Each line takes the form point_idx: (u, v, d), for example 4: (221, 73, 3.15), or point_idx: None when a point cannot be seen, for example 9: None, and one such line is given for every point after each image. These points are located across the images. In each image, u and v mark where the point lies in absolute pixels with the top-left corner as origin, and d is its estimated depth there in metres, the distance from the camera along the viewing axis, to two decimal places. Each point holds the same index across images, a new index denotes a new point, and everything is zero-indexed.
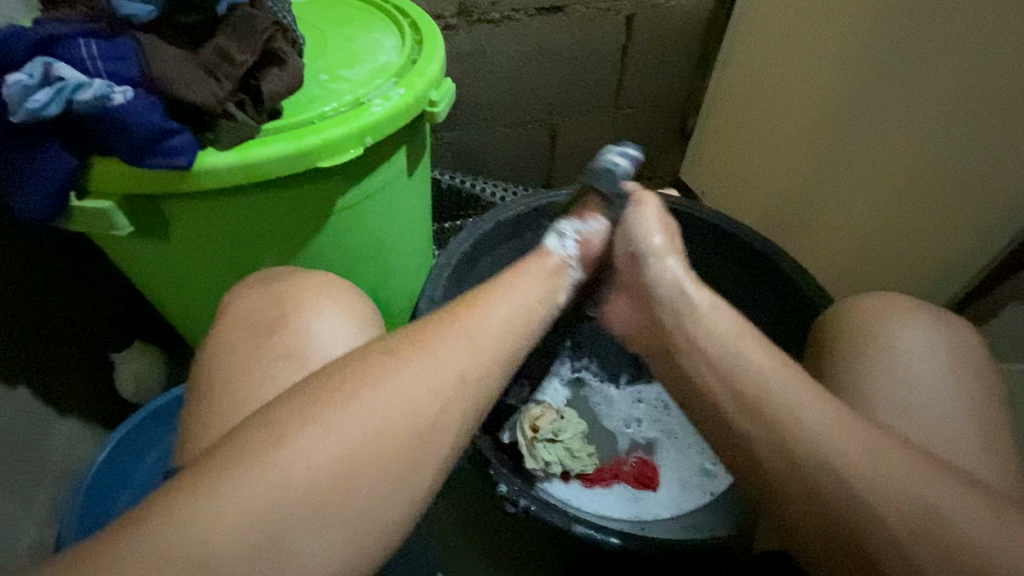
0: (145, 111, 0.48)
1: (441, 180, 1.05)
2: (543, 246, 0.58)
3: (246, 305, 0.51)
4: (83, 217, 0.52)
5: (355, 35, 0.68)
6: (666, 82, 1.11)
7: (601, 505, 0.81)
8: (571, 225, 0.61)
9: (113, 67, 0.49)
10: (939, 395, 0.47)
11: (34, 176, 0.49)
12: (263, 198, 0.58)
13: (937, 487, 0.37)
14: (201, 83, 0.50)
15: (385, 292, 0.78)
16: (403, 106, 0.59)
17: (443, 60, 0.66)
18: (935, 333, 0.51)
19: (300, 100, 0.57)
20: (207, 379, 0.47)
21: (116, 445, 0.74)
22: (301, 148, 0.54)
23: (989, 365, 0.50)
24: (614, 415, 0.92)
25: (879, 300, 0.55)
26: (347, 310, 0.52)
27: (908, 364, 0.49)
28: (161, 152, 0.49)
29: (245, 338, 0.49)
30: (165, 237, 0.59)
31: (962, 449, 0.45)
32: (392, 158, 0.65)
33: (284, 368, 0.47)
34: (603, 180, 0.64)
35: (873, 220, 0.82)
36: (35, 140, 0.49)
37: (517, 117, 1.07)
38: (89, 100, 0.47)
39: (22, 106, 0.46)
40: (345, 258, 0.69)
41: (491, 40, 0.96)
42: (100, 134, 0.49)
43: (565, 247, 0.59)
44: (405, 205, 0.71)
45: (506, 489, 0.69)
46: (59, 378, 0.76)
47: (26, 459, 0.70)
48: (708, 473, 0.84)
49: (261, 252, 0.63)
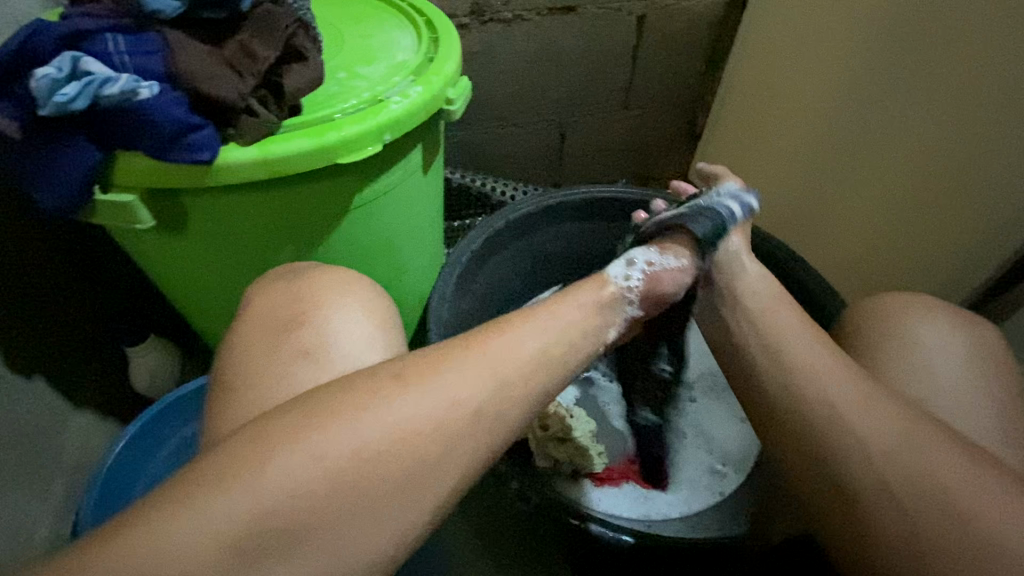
0: (170, 106, 0.49)
1: (452, 179, 1.05)
2: (605, 271, 0.54)
3: (264, 300, 0.52)
4: (105, 210, 0.53)
5: (372, 33, 0.68)
6: (676, 82, 1.11)
7: (611, 504, 0.81)
8: (645, 256, 0.58)
9: (139, 62, 0.50)
10: (954, 393, 0.48)
11: (59, 168, 0.50)
12: (281, 194, 0.58)
13: (956, 484, 0.37)
14: (224, 79, 0.51)
15: (397, 290, 0.78)
16: (421, 103, 0.60)
17: (459, 58, 0.67)
18: (951, 333, 0.51)
19: (320, 96, 0.58)
20: (225, 373, 0.48)
21: (131, 439, 0.75)
22: (321, 144, 0.54)
23: (1003, 363, 0.50)
24: (622, 415, 0.92)
25: (895, 299, 0.55)
26: (364, 306, 0.52)
27: (925, 364, 0.49)
28: (184, 147, 0.50)
29: (263, 334, 0.49)
30: (183, 231, 0.59)
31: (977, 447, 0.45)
32: (409, 156, 0.65)
33: (302, 362, 0.47)
34: (702, 223, 0.63)
35: (884, 221, 0.82)
36: (61, 133, 0.49)
37: (527, 117, 1.08)
38: (116, 94, 0.47)
39: (50, 99, 0.46)
40: (359, 255, 0.69)
41: (503, 39, 0.97)
42: (125, 128, 0.50)
43: (629, 279, 0.54)
44: (419, 203, 0.72)
45: (517, 485, 0.69)
46: (74, 371, 0.76)
47: (42, 451, 0.70)
48: (717, 473, 0.84)
49: (277, 248, 0.64)
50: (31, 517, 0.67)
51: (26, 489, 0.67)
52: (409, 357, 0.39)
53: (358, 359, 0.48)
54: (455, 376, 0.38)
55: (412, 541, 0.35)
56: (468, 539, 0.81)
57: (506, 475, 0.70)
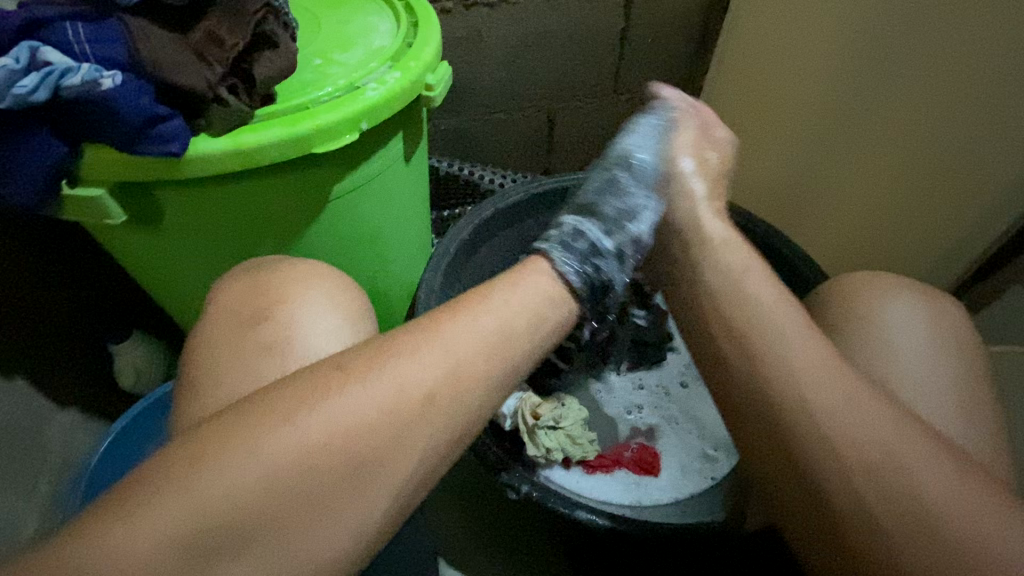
0: (135, 96, 0.47)
1: (439, 168, 1.04)
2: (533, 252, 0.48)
3: (231, 295, 0.51)
4: (74, 205, 0.52)
5: (349, 18, 0.67)
6: (666, 66, 1.09)
7: (602, 492, 0.81)
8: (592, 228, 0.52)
9: (100, 50, 0.48)
10: (936, 371, 0.47)
11: (22, 163, 0.48)
12: (257, 185, 0.57)
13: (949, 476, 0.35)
14: (190, 66, 0.50)
15: (383, 281, 0.77)
16: (398, 90, 0.58)
17: (439, 43, 0.65)
18: (926, 316, 0.51)
19: (294, 84, 0.57)
20: (196, 370, 0.47)
21: (115, 438, 0.74)
22: (295, 134, 0.53)
23: (986, 345, 0.50)
24: (614, 402, 0.91)
25: (875, 279, 0.55)
26: (332, 298, 0.51)
27: (903, 344, 0.49)
28: (152, 139, 0.48)
29: (229, 328, 0.49)
30: (158, 224, 0.58)
31: (959, 425, 0.45)
32: (389, 144, 0.64)
33: (271, 356, 0.46)
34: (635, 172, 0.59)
35: (872, 203, 0.81)
36: (22, 125, 0.48)
37: (514, 104, 1.06)
38: (77, 85, 0.46)
39: (7, 91, 0.45)
40: (338, 248, 0.68)
41: (487, 24, 0.95)
42: (88, 121, 0.48)
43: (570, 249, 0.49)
44: (402, 192, 0.70)
45: (507, 476, 0.69)
46: (55, 368, 0.76)
47: (26, 453, 0.70)
48: (709, 458, 0.84)
49: (259, 240, 0.62)
50: (16, 518, 0.68)
51: (13, 490, 0.68)
52: (363, 357, 0.37)
53: (325, 349, 0.47)
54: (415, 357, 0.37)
55: (375, 535, 0.34)
56: (457, 528, 0.80)
57: (496, 465, 0.71)
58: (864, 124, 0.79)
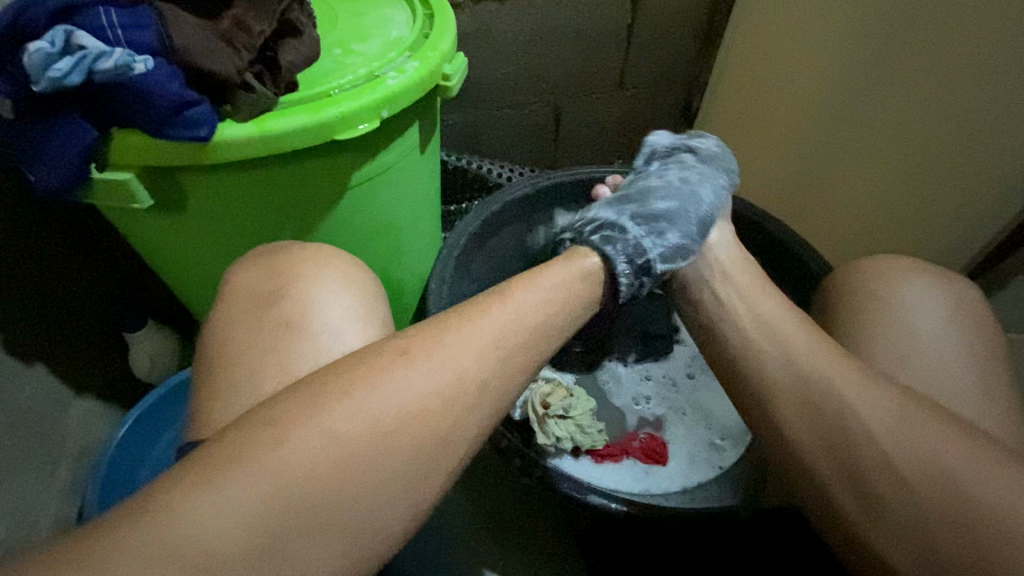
0: (166, 81, 0.48)
1: (447, 162, 1.05)
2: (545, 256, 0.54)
3: (253, 279, 0.52)
4: (103, 190, 0.53)
5: (366, 9, 0.68)
6: (672, 62, 1.10)
7: (612, 480, 0.82)
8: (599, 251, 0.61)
9: (132, 36, 0.49)
10: (947, 353, 0.49)
11: (54, 147, 0.49)
12: (279, 174, 0.58)
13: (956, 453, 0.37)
14: (218, 52, 0.51)
15: (395, 271, 0.78)
16: (418, 79, 0.59)
17: (455, 34, 0.66)
18: (938, 299, 0.52)
19: (316, 73, 0.58)
20: (221, 352, 0.48)
21: (133, 424, 0.75)
22: (318, 120, 0.54)
23: (996, 326, 0.52)
24: (622, 393, 0.92)
25: (892, 263, 0.56)
26: (352, 281, 0.52)
27: (915, 327, 0.50)
28: (181, 124, 0.49)
29: (252, 311, 0.50)
30: (180, 211, 0.59)
31: (971, 404, 0.46)
32: (407, 132, 0.65)
33: (294, 339, 0.47)
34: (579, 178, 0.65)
35: (878, 195, 0.83)
36: (56, 109, 0.49)
37: (522, 98, 1.07)
38: (110, 70, 0.46)
39: (44, 75, 0.45)
40: (355, 237, 0.69)
41: (496, 18, 0.96)
42: (120, 105, 0.49)
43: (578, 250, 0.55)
44: (415, 183, 0.71)
45: (520, 462, 0.70)
46: (73, 357, 0.77)
47: (46, 439, 0.71)
48: (716, 448, 0.86)
49: (278, 228, 0.63)
50: (38, 503, 0.68)
51: (35, 475, 0.69)
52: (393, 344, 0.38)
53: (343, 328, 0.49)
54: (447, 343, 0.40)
55: (405, 507, 0.36)
56: (469, 517, 0.81)
57: (509, 451, 0.72)
58: (869, 118, 0.81)
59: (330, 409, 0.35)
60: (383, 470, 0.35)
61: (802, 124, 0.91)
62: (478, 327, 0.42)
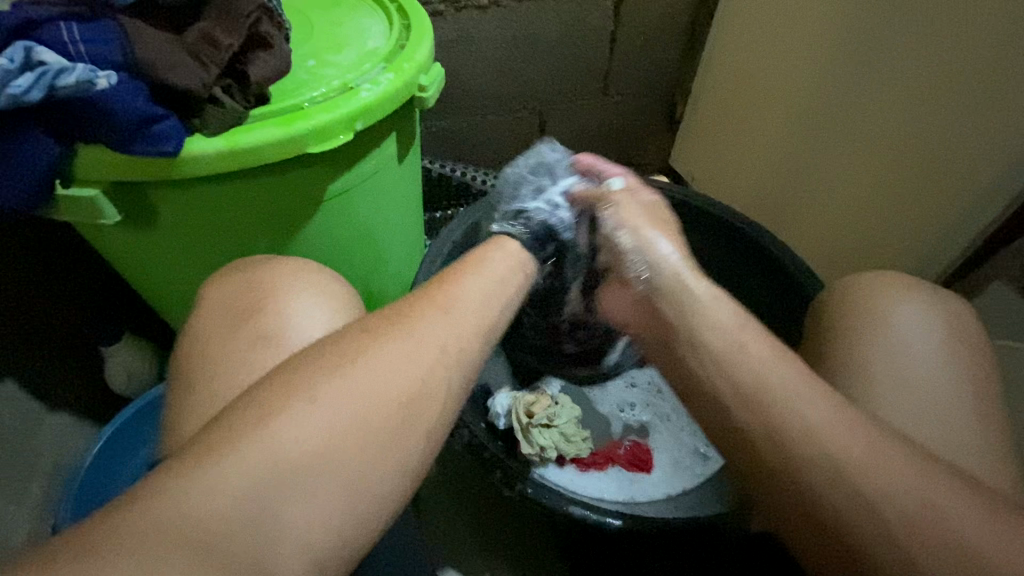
0: (131, 97, 0.48)
1: (431, 169, 1.04)
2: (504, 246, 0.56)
3: (224, 294, 0.51)
4: (66, 204, 0.52)
5: (343, 20, 0.67)
6: (656, 68, 1.10)
7: (597, 489, 0.81)
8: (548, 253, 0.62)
9: (94, 51, 0.48)
10: (926, 366, 0.49)
11: (16, 165, 0.48)
12: (253, 186, 0.57)
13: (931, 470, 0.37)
14: (185, 66, 0.50)
15: (377, 281, 0.77)
16: (393, 91, 0.59)
17: (432, 45, 0.66)
18: (917, 311, 0.52)
19: (288, 85, 0.57)
20: (191, 370, 0.47)
21: (107, 439, 0.73)
22: (289, 133, 0.53)
23: (975, 338, 0.52)
24: (607, 400, 0.92)
25: (878, 279, 0.56)
26: (325, 296, 0.51)
27: (894, 339, 0.50)
28: (147, 139, 0.49)
29: (221, 328, 0.49)
30: (152, 225, 0.58)
31: (950, 417, 0.46)
32: (383, 143, 0.64)
33: (265, 356, 0.47)
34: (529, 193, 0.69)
35: (859, 202, 0.83)
36: (15, 127, 0.47)
37: (505, 106, 1.07)
38: (73, 85, 0.46)
39: (2, 91, 0.44)
40: (334, 248, 0.68)
41: (479, 26, 0.95)
42: (84, 121, 0.48)
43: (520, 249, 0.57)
44: (394, 193, 0.70)
45: (503, 473, 0.70)
46: (45, 372, 0.76)
47: (16, 455, 0.70)
48: (701, 455, 0.85)
49: (253, 239, 0.63)
50: (7, 520, 0.67)
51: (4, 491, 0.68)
52: (362, 368, 0.38)
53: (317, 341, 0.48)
54: (418, 359, 0.39)
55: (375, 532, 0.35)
56: (453, 528, 0.80)
57: (491, 463, 0.71)
58: (849, 125, 0.81)
59: (291, 430, 0.34)
60: (352, 495, 0.34)
61: (784, 131, 0.92)
62: (451, 345, 0.42)
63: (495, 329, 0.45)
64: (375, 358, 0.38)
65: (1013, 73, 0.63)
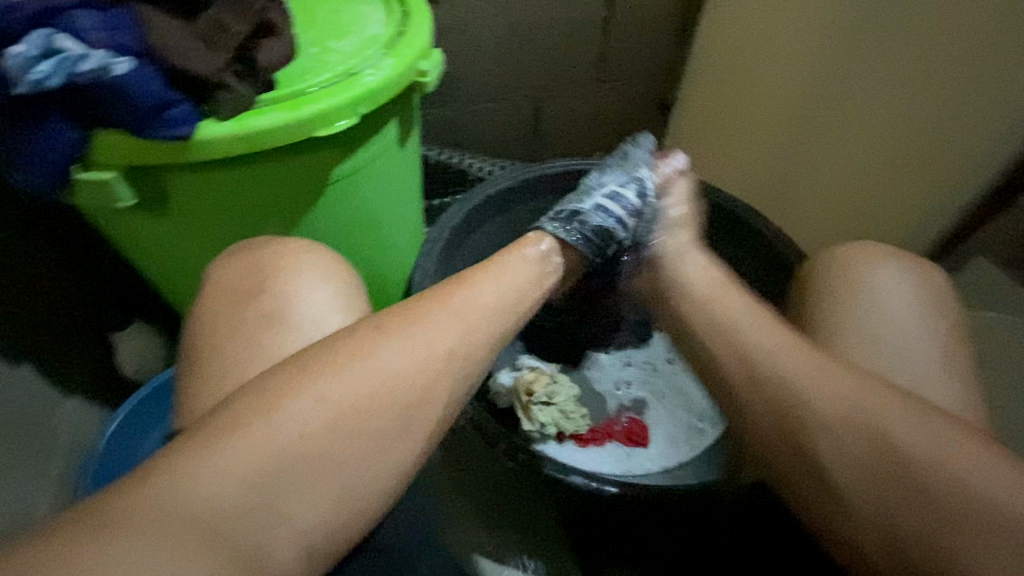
0: (146, 82, 0.49)
1: (429, 156, 1.06)
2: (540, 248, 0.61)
3: (234, 276, 0.54)
4: (84, 189, 0.54)
5: (343, 7, 0.69)
6: (648, 54, 1.12)
7: (595, 463, 0.84)
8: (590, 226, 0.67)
9: (111, 37, 0.50)
10: (905, 330, 0.52)
11: (38, 149, 0.50)
12: (259, 170, 0.59)
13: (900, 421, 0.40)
14: (197, 53, 0.52)
15: (379, 266, 0.80)
16: (395, 76, 0.61)
17: (430, 30, 0.68)
18: (897, 279, 0.55)
19: (293, 71, 0.59)
20: (206, 345, 0.49)
21: (122, 418, 0.76)
22: (296, 117, 0.55)
23: (951, 303, 0.55)
24: (603, 378, 0.95)
25: (858, 249, 0.59)
26: (331, 276, 0.54)
27: (875, 306, 0.53)
28: (163, 123, 0.51)
29: (231, 308, 0.51)
30: (162, 209, 0.60)
31: (926, 376, 0.49)
32: (385, 128, 0.66)
33: (278, 330, 0.49)
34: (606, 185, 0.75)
35: (845, 181, 0.86)
36: (36, 112, 0.50)
37: (501, 93, 1.08)
38: (90, 71, 0.47)
39: (24, 78, 0.46)
40: (338, 233, 0.70)
41: (474, 14, 0.97)
42: (100, 106, 0.50)
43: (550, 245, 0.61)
44: (395, 178, 0.72)
45: (504, 446, 0.72)
46: (59, 358, 0.77)
47: (33, 434, 0.72)
48: (696, 429, 0.89)
49: (260, 224, 0.65)
50: (29, 496, 0.69)
51: (24, 469, 0.70)
52: (376, 338, 0.41)
53: (326, 316, 0.51)
54: (425, 330, 0.42)
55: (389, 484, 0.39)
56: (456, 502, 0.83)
57: (493, 437, 0.73)
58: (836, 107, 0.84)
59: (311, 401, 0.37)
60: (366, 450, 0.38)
61: (773, 115, 0.94)
62: (456, 317, 0.45)
63: (496, 304, 0.48)
64: (388, 331, 0.41)
65: (988, 54, 0.66)
